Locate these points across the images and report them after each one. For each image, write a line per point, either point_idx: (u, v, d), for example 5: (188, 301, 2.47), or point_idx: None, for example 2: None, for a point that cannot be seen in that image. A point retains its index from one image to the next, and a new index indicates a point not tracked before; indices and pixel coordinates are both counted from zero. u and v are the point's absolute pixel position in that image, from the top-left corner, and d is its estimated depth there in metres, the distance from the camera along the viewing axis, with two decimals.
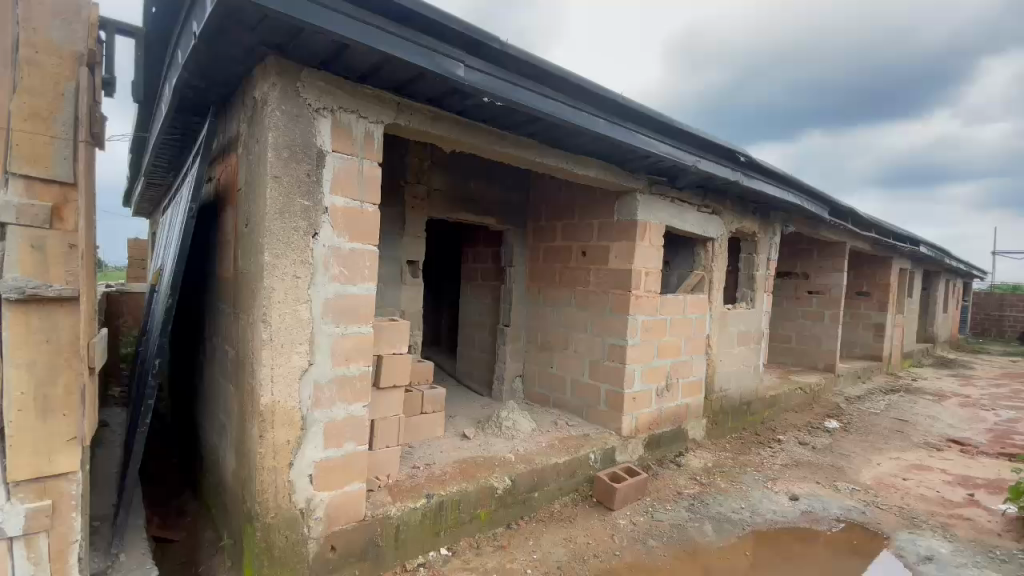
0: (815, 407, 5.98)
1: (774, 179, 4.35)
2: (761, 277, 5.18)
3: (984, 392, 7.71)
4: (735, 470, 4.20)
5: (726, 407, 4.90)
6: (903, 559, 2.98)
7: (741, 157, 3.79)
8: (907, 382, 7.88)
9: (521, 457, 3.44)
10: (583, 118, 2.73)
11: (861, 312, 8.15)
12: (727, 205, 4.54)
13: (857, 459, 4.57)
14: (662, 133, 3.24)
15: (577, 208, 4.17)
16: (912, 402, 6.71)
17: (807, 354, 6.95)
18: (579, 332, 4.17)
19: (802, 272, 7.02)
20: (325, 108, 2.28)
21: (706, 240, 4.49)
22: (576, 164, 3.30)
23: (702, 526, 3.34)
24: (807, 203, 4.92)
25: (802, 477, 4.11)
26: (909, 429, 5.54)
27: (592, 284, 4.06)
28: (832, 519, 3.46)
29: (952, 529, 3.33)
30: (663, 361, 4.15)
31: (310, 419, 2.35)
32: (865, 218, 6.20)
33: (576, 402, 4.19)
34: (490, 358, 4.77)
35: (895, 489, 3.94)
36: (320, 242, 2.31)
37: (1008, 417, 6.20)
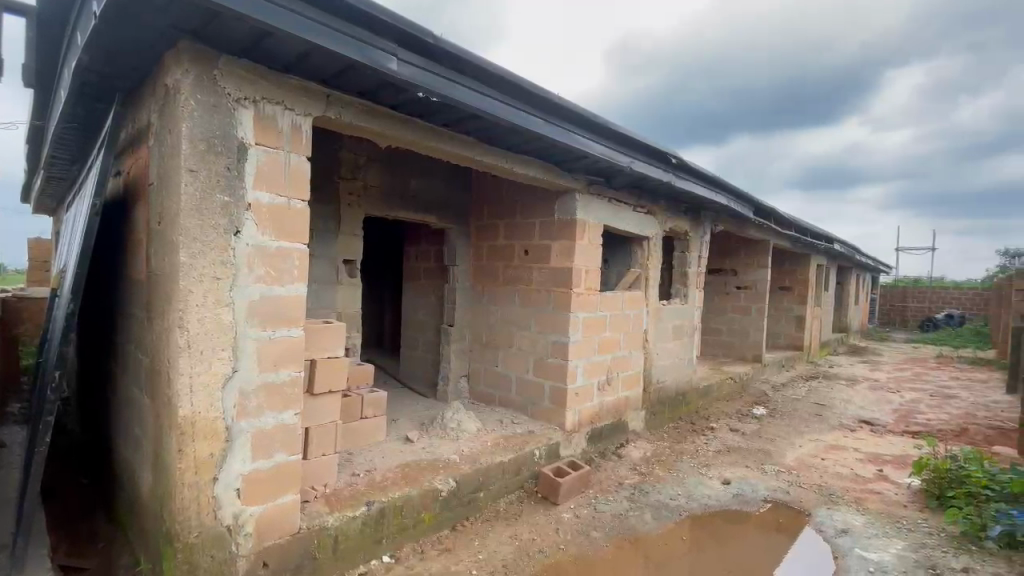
0: (744, 395, 6.34)
1: (703, 180, 4.56)
2: (693, 274, 5.43)
3: (889, 376, 8.47)
4: (673, 458, 4.37)
5: (664, 399, 5.09)
6: (823, 534, 3.21)
7: (673, 159, 3.95)
8: (825, 369, 8.53)
9: (466, 458, 3.41)
10: (520, 117, 2.73)
11: (784, 305, 8.74)
12: (661, 205, 4.72)
13: (782, 442, 4.89)
14: (598, 134, 3.31)
15: (518, 207, 4.18)
16: (829, 387, 7.28)
17: (736, 345, 7.37)
18: (522, 330, 4.18)
19: (730, 269, 7.43)
20: (246, 98, 2.15)
21: (642, 239, 4.64)
22: (516, 163, 3.30)
23: (643, 514, 3.45)
24: (734, 204, 5.20)
25: (733, 462, 4.35)
26: (827, 412, 6.00)
27: (534, 283, 4.09)
28: (760, 500, 3.68)
29: (864, 502, 3.63)
30: (604, 356, 4.25)
31: (236, 430, 2.21)
32: (785, 218, 6.65)
33: (520, 399, 4.21)
34: (433, 358, 4.70)
35: (814, 469, 4.24)
36: (243, 240, 2.18)
37: (910, 398, 6.85)
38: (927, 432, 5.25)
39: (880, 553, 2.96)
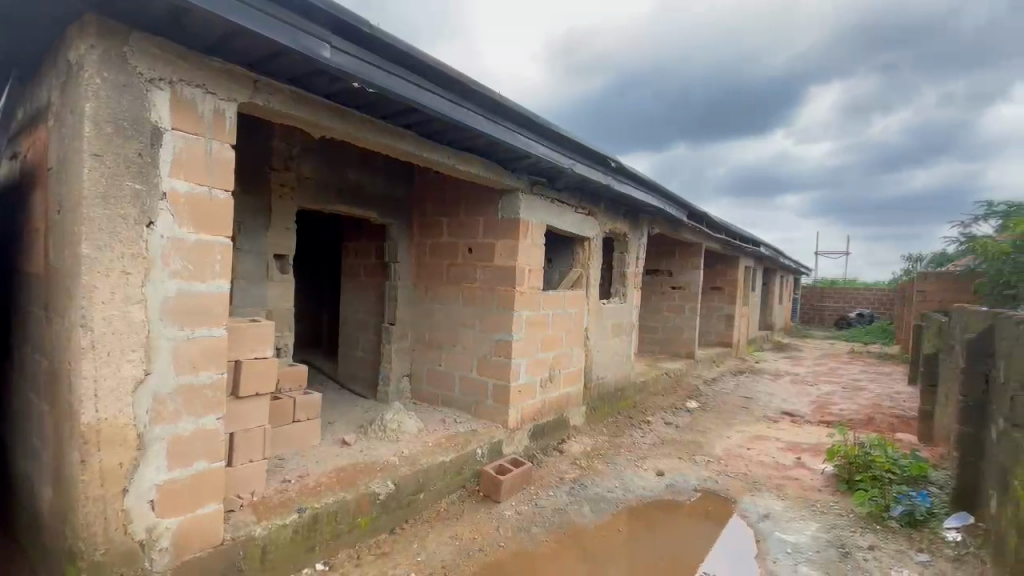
0: (678, 390, 6.63)
1: (641, 183, 4.72)
2: (632, 274, 5.61)
3: (808, 370, 9.14)
4: (611, 452, 4.49)
5: (603, 394, 5.23)
6: (748, 519, 3.40)
7: (613, 162, 4.05)
8: (751, 364, 9.07)
9: (405, 459, 3.34)
10: (460, 113, 2.70)
11: (715, 304, 9.22)
12: (601, 206, 4.83)
13: (712, 433, 5.15)
14: (540, 135, 3.34)
15: (461, 204, 4.15)
16: (755, 381, 7.75)
17: (671, 342, 7.69)
18: (465, 329, 4.16)
19: (666, 269, 7.74)
20: (162, 79, 1.99)
21: (583, 239, 4.73)
22: (458, 160, 3.27)
23: (581, 508, 3.52)
24: (669, 207, 5.42)
25: (667, 454, 4.53)
26: (753, 405, 6.38)
27: (478, 282, 4.08)
28: (691, 489, 3.86)
29: (784, 488, 3.89)
30: (547, 354, 4.29)
31: (150, 437, 2.05)
32: (716, 222, 7.01)
33: (462, 398, 4.19)
34: (372, 358, 4.57)
35: (740, 458, 4.50)
36: (157, 232, 2.02)
37: (825, 390, 7.42)
38: (839, 421, 5.71)
39: (797, 534, 3.18)
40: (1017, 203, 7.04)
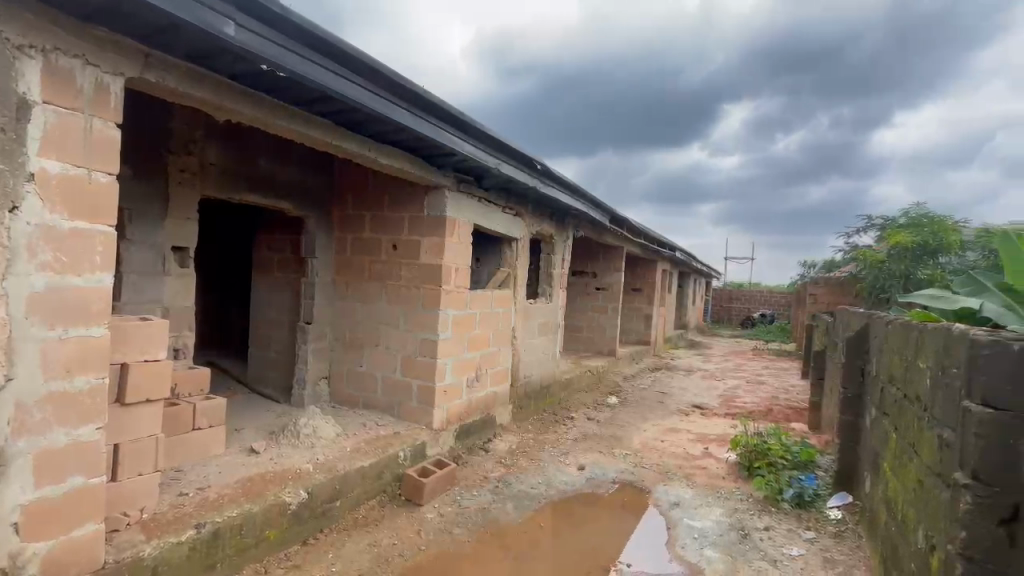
0: (601, 387, 6.87)
1: (566, 187, 4.83)
2: (559, 274, 5.73)
3: (717, 366, 9.84)
4: (535, 449, 4.54)
5: (529, 393, 5.28)
6: (661, 508, 3.59)
7: (538, 165, 4.11)
8: (668, 361, 9.60)
9: (321, 466, 3.17)
10: (381, 104, 2.62)
11: (636, 305, 9.68)
12: (529, 207, 4.89)
13: (630, 427, 5.39)
14: (465, 133, 3.31)
15: (385, 200, 4.03)
16: (671, 377, 8.22)
17: (595, 341, 7.96)
18: (387, 328, 4.03)
19: (591, 271, 8.00)
20: (33, 46, 1.73)
21: (510, 239, 4.75)
22: (380, 154, 3.16)
23: (505, 505, 3.53)
24: (593, 211, 5.60)
25: (589, 448, 4.68)
26: (668, 399, 6.76)
27: (402, 280, 3.97)
28: (610, 482, 4.01)
29: (693, 477, 4.15)
30: (473, 354, 4.26)
31: (11, 452, 1.78)
32: (638, 226, 7.35)
33: (385, 400, 4.05)
34: (288, 359, 4.31)
35: (656, 450, 4.75)
36: (23, 218, 1.76)
37: (732, 384, 8.03)
38: (743, 413, 6.20)
39: (703, 520, 3.40)
40: (890, 219, 8.04)
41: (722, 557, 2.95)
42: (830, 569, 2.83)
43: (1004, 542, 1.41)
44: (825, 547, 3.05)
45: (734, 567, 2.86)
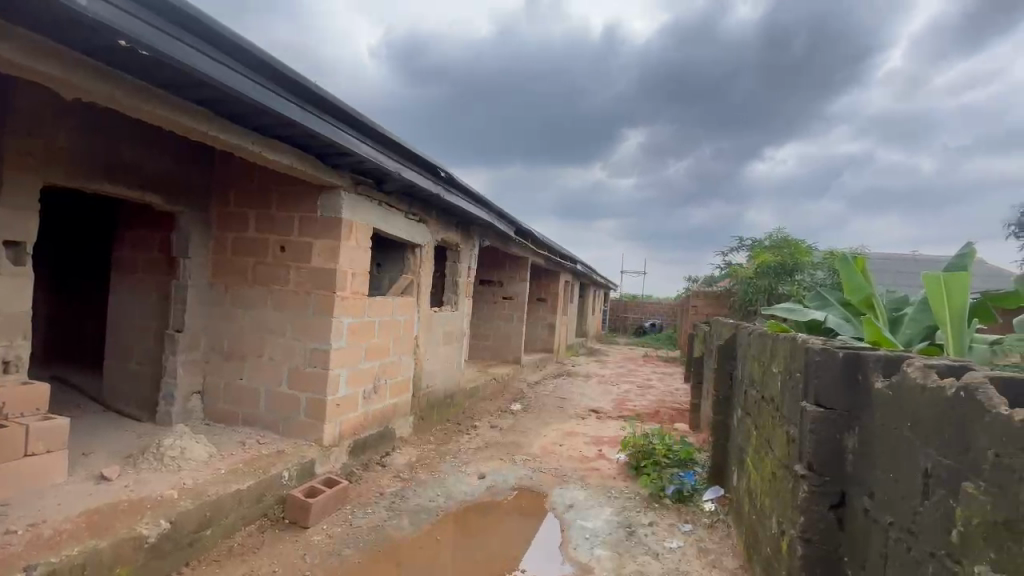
0: (504, 394, 6.93)
1: (471, 196, 4.84)
2: (464, 282, 5.70)
3: (613, 372, 10.40)
4: (436, 460, 4.44)
5: (432, 402, 5.17)
6: (557, 511, 3.68)
7: (442, 172, 4.07)
8: (569, 368, 9.97)
9: (188, 492, 2.82)
10: (268, 97, 2.44)
11: (540, 314, 9.96)
12: (433, 214, 4.81)
13: (531, 433, 5.49)
14: (363, 134, 3.20)
15: (274, 197, 3.74)
16: (571, 383, 8.53)
17: (499, 349, 8.03)
18: (274, 337, 3.73)
19: (497, 280, 8.08)
20: None
21: (413, 246, 4.63)
22: (268, 149, 2.93)
23: (400, 521, 3.40)
24: (498, 221, 5.66)
25: (490, 456, 4.68)
26: (567, 405, 6.99)
27: (292, 284, 3.69)
28: (508, 489, 4.03)
29: (587, 478, 4.32)
30: (371, 363, 4.06)
31: None
32: (542, 238, 7.58)
33: (270, 416, 3.73)
34: (153, 371, 3.80)
35: (554, 455, 4.88)
36: None
37: (625, 389, 8.53)
38: (634, 415, 6.59)
39: (595, 520, 3.54)
40: (758, 240, 9.11)
41: (609, 555, 3.09)
42: (703, 558, 3.08)
43: (834, 524, 1.62)
44: (700, 538, 3.33)
45: (620, 563, 3.01)
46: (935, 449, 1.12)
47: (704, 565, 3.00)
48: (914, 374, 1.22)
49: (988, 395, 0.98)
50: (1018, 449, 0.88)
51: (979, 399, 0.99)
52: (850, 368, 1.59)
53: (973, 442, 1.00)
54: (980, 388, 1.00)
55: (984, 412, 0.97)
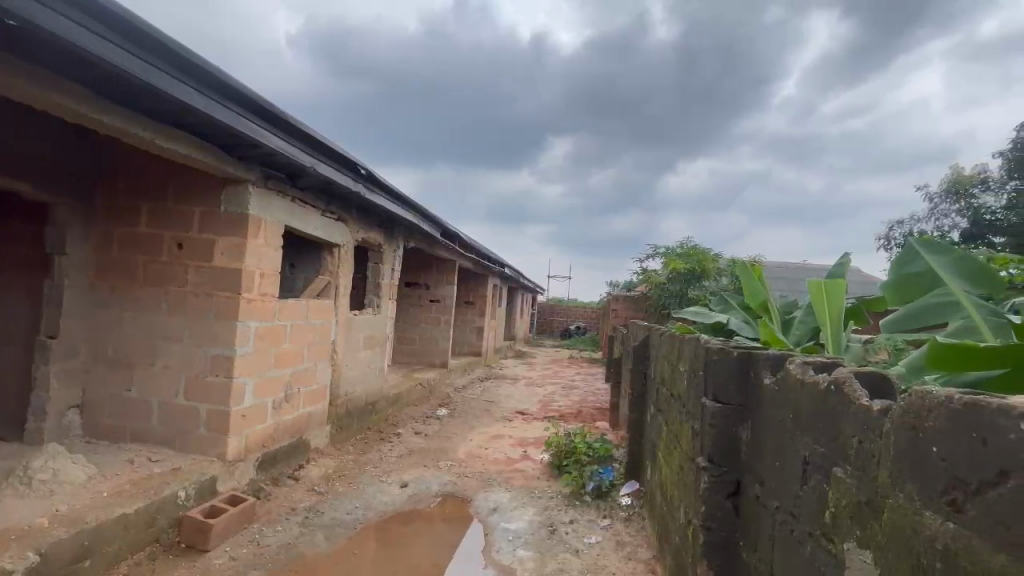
0: (430, 399, 6.78)
1: (393, 196, 4.69)
2: (386, 285, 5.52)
3: (540, 375, 10.56)
4: (354, 471, 4.24)
5: (351, 410, 4.94)
6: (480, 515, 3.65)
7: (362, 169, 3.91)
8: (497, 371, 9.98)
9: (61, 519, 2.48)
10: (162, 80, 2.23)
11: (468, 317, 9.90)
12: (352, 213, 4.61)
13: (456, 438, 5.41)
14: (274, 126, 3.01)
15: (171, 190, 3.41)
16: (498, 386, 8.54)
17: (426, 353, 7.86)
18: (169, 343, 3.39)
19: (424, 283, 7.93)
20: None
21: (331, 246, 4.40)
22: (164, 137, 2.67)
23: (314, 537, 3.19)
24: (423, 222, 5.54)
25: (412, 463, 4.54)
26: (494, 408, 6.99)
27: (190, 285, 3.38)
28: (431, 495, 3.93)
29: (512, 480, 4.33)
30: (282, 371, 3.80)
31: None
32: (469, 241, 7.53)
33: (164, 430, 3.38)
34: (19, 383, 3.32)
35: (479, 458, 4.84)
36: None
37: (551, 390, 8.68)
38: (558, 416, 6.72)
39: (517, 521, 3.55)
40: (672, 247, 9.67)
41: (531, 555, 3.11)
42: (620, 551, 3.19)
43: (731, 512, 1.74)
44: (617, 532, 3.44)
45: (542, 563, 3.03)
46: (812, 439, 1.23)
47: (621, 558, 3.10)
48: (795, 371, 1.33)
49: (852, 388, 1.10)
50: (875, 436, 0.99)
51: (846, 392, 1.10)
52: (744, 366, 1.72)
53: (840, 431, 1.11)
54: (847, 382, 1.11)
55: (850, 404, 1.08)
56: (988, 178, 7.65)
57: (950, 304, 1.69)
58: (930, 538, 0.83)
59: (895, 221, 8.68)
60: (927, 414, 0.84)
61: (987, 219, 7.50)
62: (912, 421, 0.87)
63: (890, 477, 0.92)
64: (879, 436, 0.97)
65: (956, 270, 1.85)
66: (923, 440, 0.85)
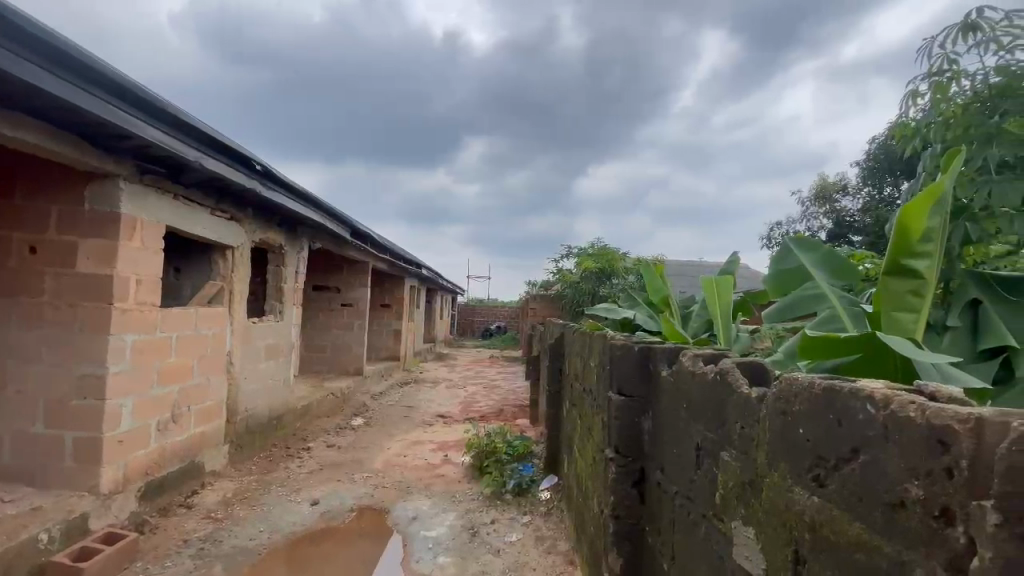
0: (344, 408, 6.45)
1: (295, 194, 4.39)
2: (290, 289, 5.16)
3: (461, 376, 10.47)
4: (258, 492, 3.91)
5: (253, 427, 4.55)
6: (399, 525, 3.52)
7: (257, 165, 3.62)
8: (416, 375, 9.74)
9: None
10: (11, 62, 1.92)
11: (384, 320, 9.56)
12: (248, 212, 4.25)
13: (372, 448, 5.19)
14: (152, 116, 2.69)
15: (20, 185, 2.94)
16: (417, 390, 8.34)
17: (338, 360, 7.46)
18: (24, 363, 2.92)
19: (334, 285, 7.52)
20: None
21: (223, 248, 4.02)
22: (9, 125, 2.29)
23: (212, 569, 2.90)
24: (330, 221, 5.24)
25: (324, 478, 4.28)
26: (413, 413, 6.80)
27: (48, 294, 2.94)
28: (345, 510, 3.73)
29: (432, 486, 4.22)
30: (167, 388, 3.42)
31: None
32: (381, 241, 7.26)
33: (19, 465, 2.90)
34: None
35: (397, 467, 4.67)
36: None
37: (472, 391, 8.64)
38: (479, 417, 6.70)
39: (437, 527, 3.47)
40: (585, 247, 10.02)
41: (452, 561, 3.05)
42: (540, 546, 3.23)
43: (637, 499, 1.82)
44: (537, 527, 3.49)
45: (463, 566, 2.99)
46: (703, 426, 1.31)
47: (541, 552, 3.15)
48: (688, 363, 1.42)
49: (734, 376, 1.18)
50: (754, 420, 1.07)
51: (730, 381, 1.18)
52: (644, 360, 1.81)
53: (726, 416, 1.20)
54: (730, 371, 1.20)
55: (733, 392, 1.16)
56: (848, 186, 8.80)
57: (819, 295, 1.90)
58: (800, 511, 0.91)
59: (776, 222, 9.72)
60: (795, 399, 0.93)
61: (848, 220, 8.64)
62: (783, 405, 0.95)
63: (767, 457, 1.01)
64: (757, 421, 1.06)
65: (822, 264, 2.08)
66: (791, 422, 0.94)
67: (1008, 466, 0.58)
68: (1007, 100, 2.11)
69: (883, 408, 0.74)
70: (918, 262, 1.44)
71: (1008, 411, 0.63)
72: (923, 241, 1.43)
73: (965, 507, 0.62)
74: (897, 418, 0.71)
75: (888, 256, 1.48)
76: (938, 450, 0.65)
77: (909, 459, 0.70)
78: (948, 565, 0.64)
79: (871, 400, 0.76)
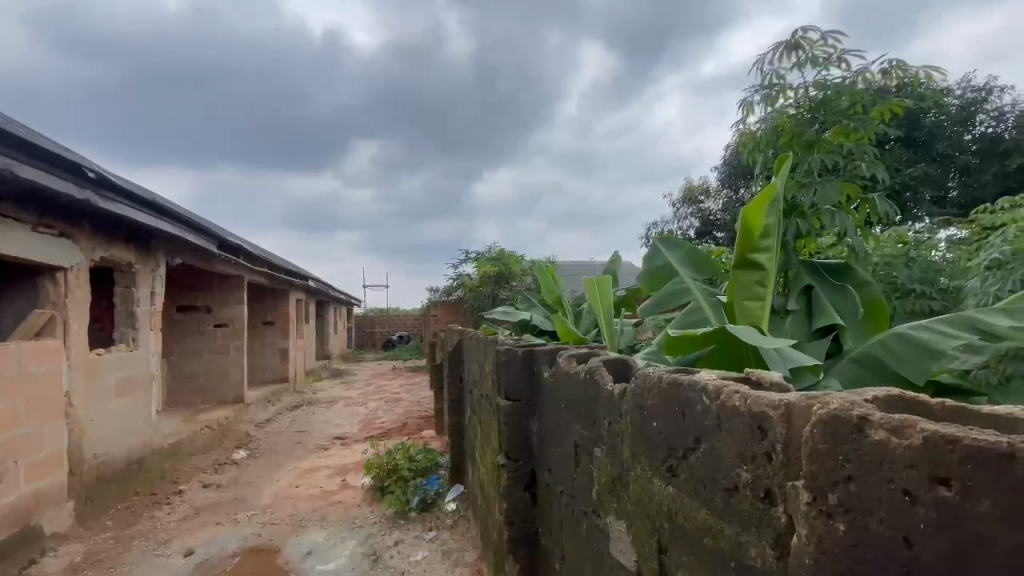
0: (225, 441, 5.81)
1: (144, 204, 3.85)
2: (146, 312, 4.53)
3: (360, 392, 9.98)
4: (117, 550, 3.36)
5: (106, 475, 3.92)
6: (292, 563, 3.24)
7: (90, 172, 3.11)
8: (309, 395, 9.10)
9: None
10: None
11: (268, 340, 8.81)
12: (84, 227, 3.66)
13: (259, 482, 4.74)
14: None
15: None
16: (311, 413, 7.78)
17: (215, 389, 6.72)
18: None
19: (204, 306, 6.77)
20: None
21: (53, 270, 3.42)
22: None
23: None
24: (190, 233, 4.69)
25: (201, 524, 3.81)
26: (307, 438, 6.33)
27: None
28: (228, 556, 3.35)
29: (329, 514, 3.95)
30: None
31: None
32: (257, 253, 6.68)
33: None
34: None
35: (288, 499, 4.30)
36: None
37: (372, 407, 8.27)
38: (380, 434, 6.43)
39: (336, 559, 3.24)
40: (480, 252, 10.09)
41: None
42: (447, 560, 3.16)
43: (529, 501, 1.84)
44: (443, 542, 3.41)
45: None
46: (579, 425, 1.35)
47: (448, 566, 3.08)
48: (564, 364, 1.46)
49: (601, 374, 1.24)
50: (618, 415, 1.13)
51: (598, 380, 1.23)
52: (528, 363, 1.84)
53: (595, 415, 1.25)
54: (597, 370, 1.25)
55: (600, 390, 1.22)
56: (709, 189, 9.80)
57: (684, 289, 2.05)
58: (660, 502, 0.97)
59: (653, 223, 10.54)
60: (648, 393, 0.99)
61: (712, 219, 9.62)
62: (640, 401, 1.02)
63: (631, 452, 1.07)
64: (620, 416, 1.11)
65: (686, 260, 2.26)
66: (647, 417, 1.00)
67: (812, 449, 0.66)
68: (824, 110, 2.47)
69: (716, 398, 0.82)
70: (761, 255, 1.61)
71: (811, 395, 0.72)
72: (763, 236, 1.61)
73: (784, 488, 0.71)
74: (727, 407, 0.80)
75: (735, 251, 1.64)
76: (760, 435, 0.75)
77: (740, 446, 0.78)
78: (774, 543, 0.72)
79: (706, 392, 0.85)
